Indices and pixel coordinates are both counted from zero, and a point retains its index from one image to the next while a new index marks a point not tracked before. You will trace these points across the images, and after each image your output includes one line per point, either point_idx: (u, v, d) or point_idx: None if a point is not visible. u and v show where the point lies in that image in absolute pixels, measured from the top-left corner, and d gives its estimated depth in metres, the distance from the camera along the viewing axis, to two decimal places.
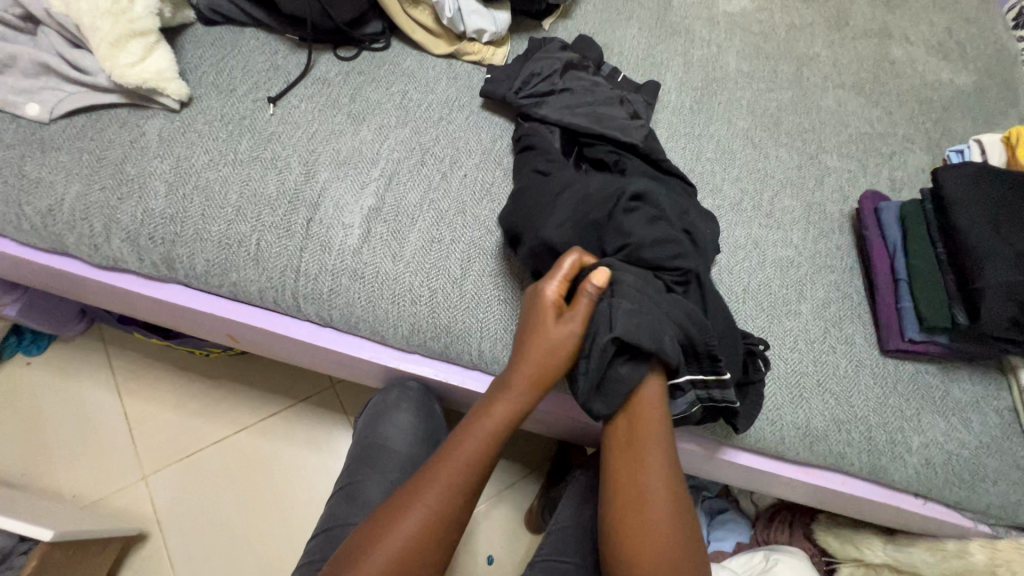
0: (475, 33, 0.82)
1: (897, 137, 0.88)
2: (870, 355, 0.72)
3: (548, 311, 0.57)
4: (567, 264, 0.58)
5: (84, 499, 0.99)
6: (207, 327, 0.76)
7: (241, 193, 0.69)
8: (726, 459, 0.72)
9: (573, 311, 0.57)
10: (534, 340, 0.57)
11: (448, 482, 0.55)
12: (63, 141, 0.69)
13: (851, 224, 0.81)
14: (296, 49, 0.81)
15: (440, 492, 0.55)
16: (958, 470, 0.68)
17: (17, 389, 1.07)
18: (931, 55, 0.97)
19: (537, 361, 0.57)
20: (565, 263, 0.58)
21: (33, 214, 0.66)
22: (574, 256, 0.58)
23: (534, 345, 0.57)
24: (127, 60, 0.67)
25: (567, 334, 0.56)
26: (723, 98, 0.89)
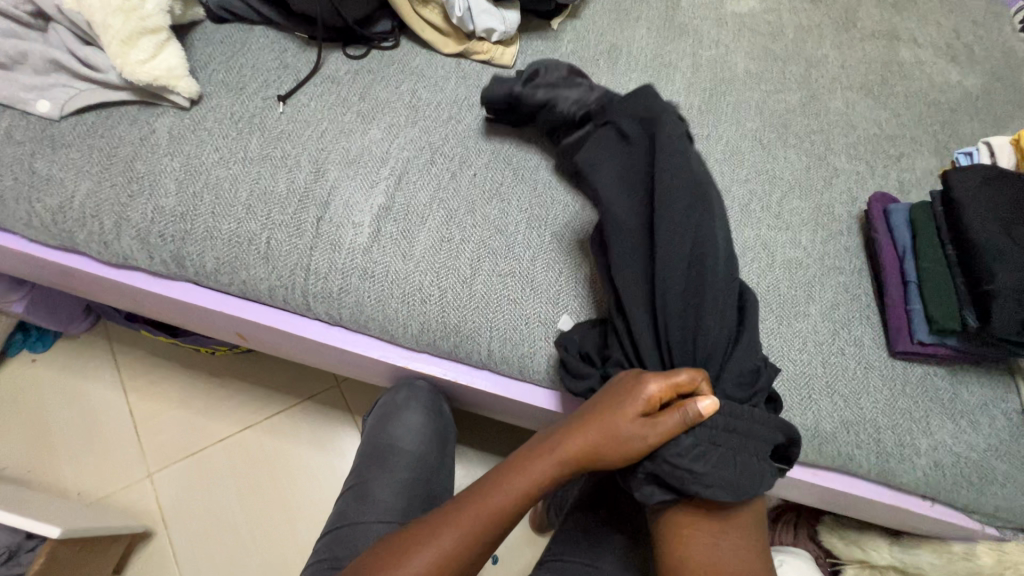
0: (484, 33, 0.82)
1: (905, 139, 0.88)
2: (879, 357, 0.72)
3: (636, 410, 0.53)
4: (677, 379, 0.54)
5: (90, 496, 0.99)
6: (216, 325, 0.76)
7: (251, 191, 0.69)
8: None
9: (660, 421, 0.53)
10: (607, 435, 0.54)
11: (471, 529, 0.54)
12: (73, 138, 0.69)
13: (859, 226, 0.80)
14: (305, 47, 0.81)
15: (458, 537, 0.53)
16: (966, 472, 0.68)
17: (23, 386, 1.07)
18: (939, 57, 0.97)
19: (598, 446, 0.54)
20: (678, 381, 0.54)
21: (43, 211, 0.66)
22: (692, 375, 0.54)
23: (599, 434, 0.54)
24: (137, 57, 0.67)
25: (638, 440, 0.53)
26: (731, 99, 0.89)
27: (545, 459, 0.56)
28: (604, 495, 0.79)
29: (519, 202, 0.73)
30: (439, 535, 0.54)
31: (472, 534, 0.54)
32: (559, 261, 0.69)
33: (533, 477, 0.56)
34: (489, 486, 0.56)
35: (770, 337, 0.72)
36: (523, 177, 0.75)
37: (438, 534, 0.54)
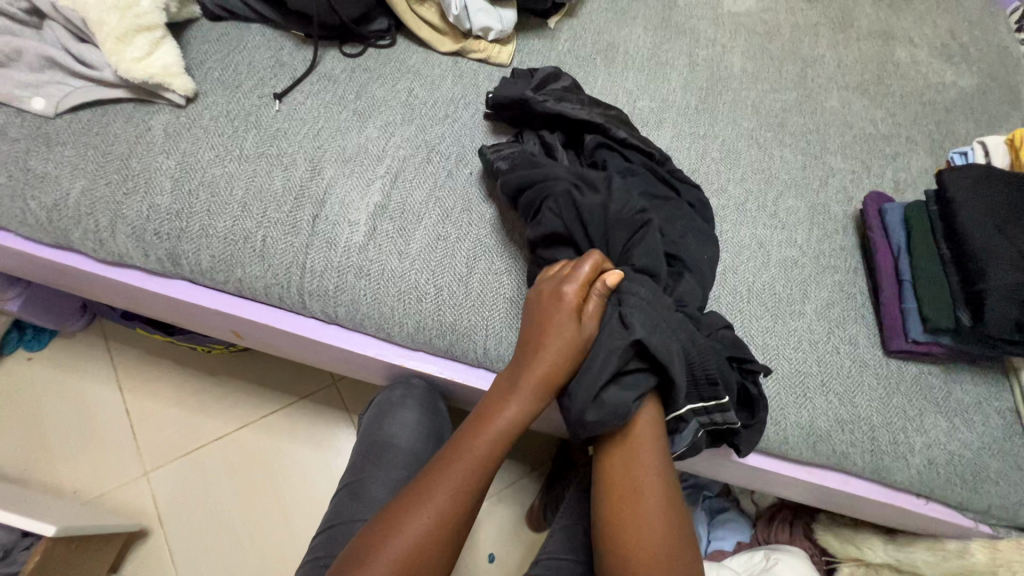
0: (481, 31, 0.82)
1: (901, 138, 0.88)
2: (873, 356, 0.72)
3: (565, 311, 0.58)
4: (586, 270, 0.58)
5: (86, 494, 0.99)
6: (211, 323, 0.76)
7: (247, 189, 0.69)
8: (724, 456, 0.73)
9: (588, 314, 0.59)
10: (551, 348, 0.57)
11: (464, 476, 0.55)
12: (68, 136, 0.68)
13: (855, 225, 0.81)
14: (302, 45, 0.81)
15: (450, 490, 0.54)
16: (960, 470, 0.68)
17: (19, 384, 1.06)
18: (935, 57, 0.97)
19: (550, 361, 0.57)
20: (588, 273, 0.58)
21: (38, 209, 0.66)
22: (591, 258, 0.59)
23: (545, 349, 0.58)
24: (133, 54, 0.67)
25: (582, 335, 0.58)
26: (727, 98, 0.89)
27: (509, 398, 0.58)
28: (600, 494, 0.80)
29: None
30: (431, 493, 0.54)
31: (463, 481, 0.55)
32: None
33: (506, 416, 0.58)
34: (467, 438, 0.57)
35: (756, 338, 0.72)
36: None
37: (431, 494, 0.54)
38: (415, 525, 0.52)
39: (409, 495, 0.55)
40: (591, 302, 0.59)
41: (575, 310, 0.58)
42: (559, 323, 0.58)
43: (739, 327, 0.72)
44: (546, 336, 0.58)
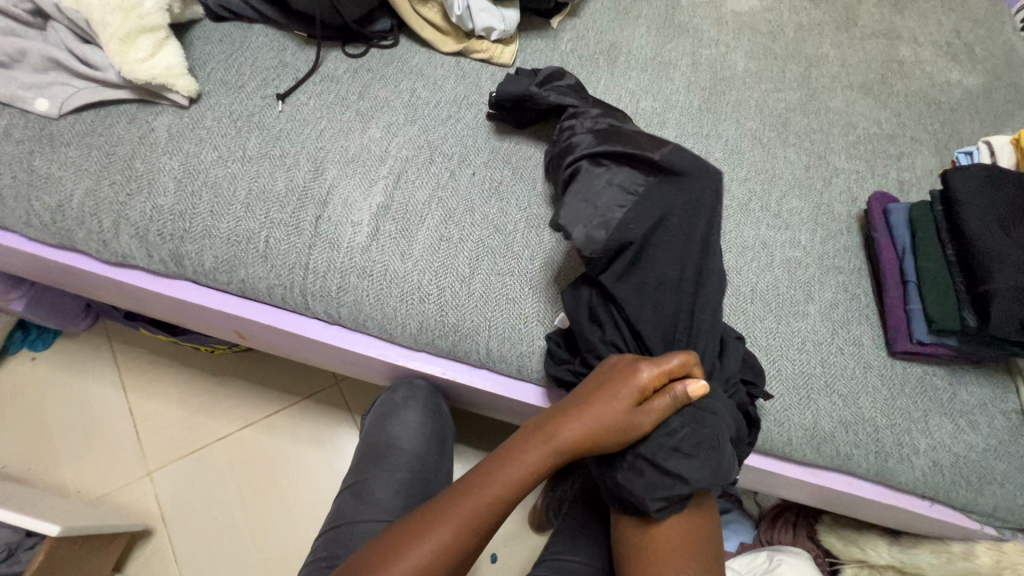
0: (484, 31, 0.82)
1: (905, 138, 0.88)
2: (878, 357, 0.72)
3: (630, 394, 0.54)
4: (671, 364, 0.55)
5: (90, 494, 1.00)
6: (215, 323, 0.76)
7: (249, 189, 0.69)
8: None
9: (653, 404, 0.55)
10: (597, 414, 0.55)
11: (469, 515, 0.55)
12: (71, 136, 0.69)
13: (859, 225, 0.80)
14: (304, 45, 0.81)
15: (452, 529, 0.54)
16: (965, 472, 0.68)
17: (23, 384, 1.07)
18: (939, 56, 0.97)
19: (592, 427, 0.55)
20: (673, 367, 0.55)
21: (42, 210, 0.66)
22: (683, 356, 0.55)
23: (593, 415, 0.55)
24: (136, 55, 0.67)
25: (635, 423, 0.54)
26: (731, 97, 0.89)
27: (536, 447, 0.57)
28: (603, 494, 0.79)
29: (518, 201, 0.73)
30: (434, 525, 0.54)
31: (474, 516, 0.55)
32: (558, 261, 0.69)
33: (525, 467, 0.56)
34: (483, 477, 0.57)
35: (755, 338, 0.71)
36: (523, 176, 0.75)
37: (434, 526, 0.54)
38: (414, 556, 0.53)
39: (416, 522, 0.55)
40: (660, 397, 0.55)
41: (640, 396, 0.54)
42: (616, 401, 0.55)
43: (743, 329, 0.72)
44: (597, 405, 0.55)
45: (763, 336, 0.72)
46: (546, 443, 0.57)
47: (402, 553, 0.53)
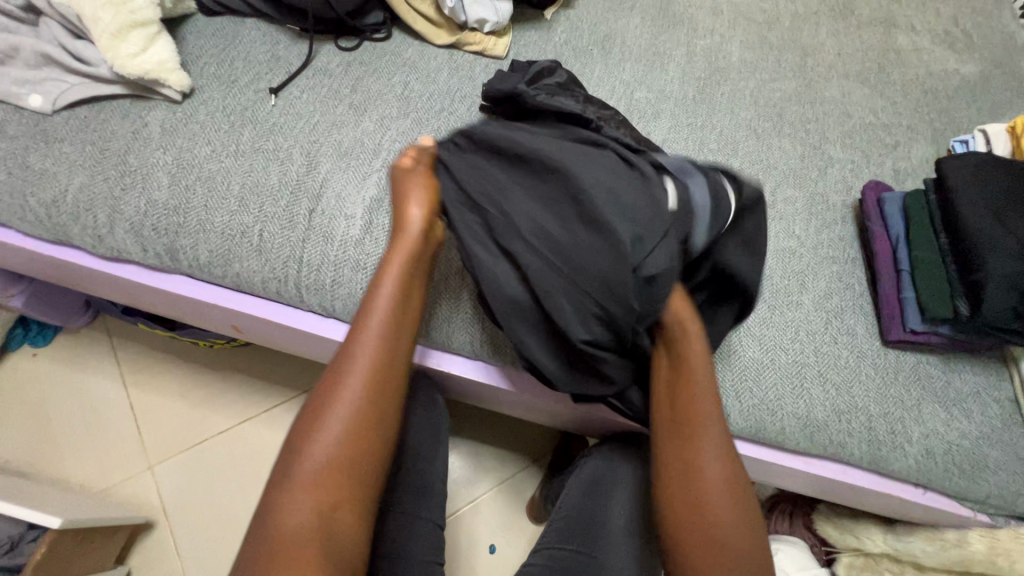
0: (477, 23, 0.81)
1: (901, 127, 0.88)
2: (871, 346, 0.72)
3: (413, 172, 0.62)
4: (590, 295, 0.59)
5: (92, 488, 1.01)
6: (212, 318, 0.77)
7: (243, 183, 0.69)
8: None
9: (425, 171, 0.63)
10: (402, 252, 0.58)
11: (377, 339, 0.55)
12: (65, 132, 0.69)
13: (854, 215, 0.80)
14: (297, 39, 0.81)
15: (370, 348, 0.54)
16: (958, 460, 0.68)
17: (25, 379, 1.08)
18: (937, 45, 0.96)
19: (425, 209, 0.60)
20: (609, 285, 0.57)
21: (37, 206, 0.67)
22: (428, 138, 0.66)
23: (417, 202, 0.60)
24: (128, 50, 0.67)
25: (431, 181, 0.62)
26: (726, 88, 0.88)
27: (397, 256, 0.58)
28: (603, 485, 0.77)
29: None
30: (353, 358, 0.54)
31: (378, 336, 0.55)
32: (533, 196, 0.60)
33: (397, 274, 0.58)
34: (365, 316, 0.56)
35: (739, 328, 0.71)
36: None
37: (355, 361, 0.54)
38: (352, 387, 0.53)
39: (336, 373, 0.54)
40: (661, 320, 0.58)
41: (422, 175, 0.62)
42: (410, 232, 0.59)
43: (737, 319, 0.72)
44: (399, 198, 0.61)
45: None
46: (382, 285, 0.57)
47: (308, 450, 0.52)
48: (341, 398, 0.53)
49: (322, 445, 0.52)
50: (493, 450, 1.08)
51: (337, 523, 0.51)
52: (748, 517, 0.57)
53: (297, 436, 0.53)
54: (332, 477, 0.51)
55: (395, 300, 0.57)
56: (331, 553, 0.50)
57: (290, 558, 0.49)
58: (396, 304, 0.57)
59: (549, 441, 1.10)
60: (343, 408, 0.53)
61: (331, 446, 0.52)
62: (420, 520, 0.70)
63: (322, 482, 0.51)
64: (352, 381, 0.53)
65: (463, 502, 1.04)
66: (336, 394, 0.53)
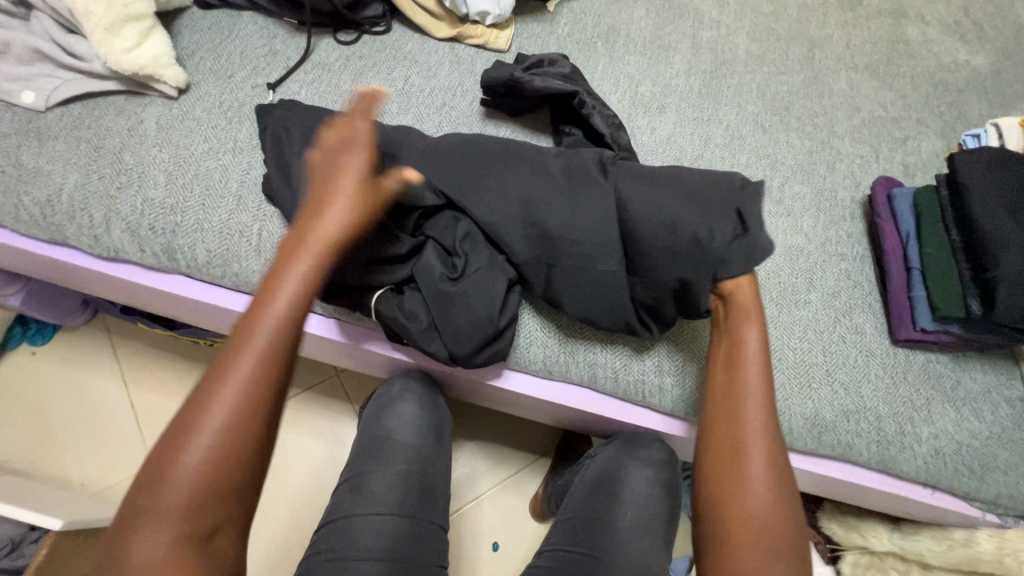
0: (478, 16, 0.80)
1: (911, 121, 0.86)
2: (880, 345, 0.71)
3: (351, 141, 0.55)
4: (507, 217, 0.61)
5: (94, 487, 1.01)
6: (211, 318, 0.75)
7: (241, 181, 0.68)
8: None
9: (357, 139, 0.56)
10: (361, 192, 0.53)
11: (255, 355, 0.47)
12: (59, 130, 0.67)
13: (863, 211, 0.79)
14: (295, 33, 0.79)
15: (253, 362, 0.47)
16: (967, 460, 0.67)
17: (24, 377, 1.07)
18: (947, 35, 0.94)
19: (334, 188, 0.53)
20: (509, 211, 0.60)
21: (31, 205, 0.65)
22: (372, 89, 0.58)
23: (342, 183, 0.54)
24: (121, 45, 0.65)
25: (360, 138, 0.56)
26: (732, 81, 0.87)
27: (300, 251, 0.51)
28: (608, 486, 0.76)
29: None
30: (228, 368, 0.47)
31: (269, 347, 0.48)
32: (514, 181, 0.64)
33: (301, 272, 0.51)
34: (252, 316, 0.49)
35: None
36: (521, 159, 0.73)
37: (232, 371, 0.47)
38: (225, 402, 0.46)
39: (210, 378, 0.47)
40: (749, 295, 0.60)
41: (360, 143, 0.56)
42: (316, 233, 0.52)
43: None
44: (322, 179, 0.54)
45: (689, 341, 0.69)
46: (286, 287, 0.50)
47: (189, 444, 0.45)
48: (210, 419, 0.45)
49: (200, 447, 0.45)
50: (497, 447, 1.08)
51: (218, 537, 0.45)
52: (783, 509, 0.52)
53: (177, 423, 0.46)
54: (215, 473, 0.45)
55: (315, 276, 0.51)
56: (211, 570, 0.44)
57: (151, 567, 0.42)
58: (314, 279, 0.51)
59: (553, 438, 1.10)
60: (210, 429, 0.45)
61: (223, 444, 0.45)
62: (425, 523, 0.69)
63: (205, 482, 0.44)
64: (246, 362, 0.47)
65: (466, 500, 1.04)
66: (226, 379, 0.47)
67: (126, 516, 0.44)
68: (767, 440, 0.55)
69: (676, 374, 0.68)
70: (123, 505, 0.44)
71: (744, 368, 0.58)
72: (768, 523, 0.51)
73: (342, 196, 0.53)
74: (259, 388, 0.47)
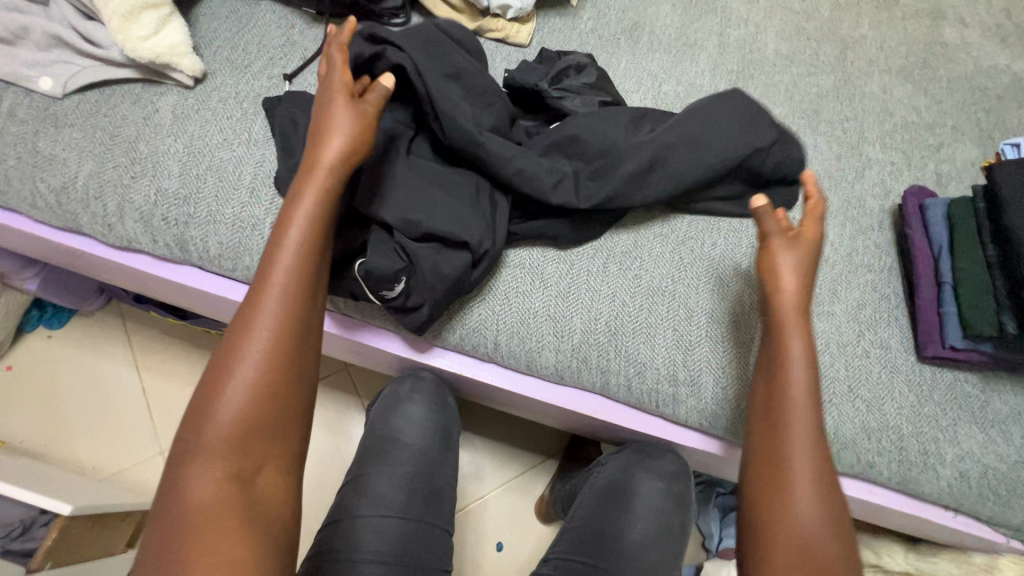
0: (499, 9, 0.78)
1: (946, 127, 0.83)
2: (906, 361, 0.68)
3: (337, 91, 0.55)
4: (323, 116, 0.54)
5: (104, 471, 1.02)
6: (221, 310, 0.75)
7: (255, 174, 0.67)
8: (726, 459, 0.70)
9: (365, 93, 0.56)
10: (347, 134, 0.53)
11: (268, 313, 0.47)
12: (76, 117, 0.67)
13: (892, 221, 0.76)
14: (313, 23, 0.78)
15: (271, 313, 0.48)
16: (993, 484, 0.65)
17: (40, 361, 1.08)
18: (988, 39, 0.90)
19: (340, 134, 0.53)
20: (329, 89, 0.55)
21: (46, 192, 0.65)
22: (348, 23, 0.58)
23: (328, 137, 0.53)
24: (138, 33, 0.65)
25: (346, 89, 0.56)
26: (760, 82, 0.84)
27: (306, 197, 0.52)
28: (617, 496, 0.75)
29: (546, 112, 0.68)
30: (245, 332, 0.47)
31: (281, 302, 0.48)
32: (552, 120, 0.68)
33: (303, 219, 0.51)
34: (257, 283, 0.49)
35: (754, 339, 0.67)
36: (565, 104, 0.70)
37: (252, 329, 0.47)
38: (250, 356, 0.46)
39: (223, 348, 0.47)
40: (798, 286, 0.54)
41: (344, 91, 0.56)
42: (324, 163, 0.52)
43: None
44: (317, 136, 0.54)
45: (706, 350, 0.67)
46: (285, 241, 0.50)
47: (219, 400, 0.45)
48: (231, 378, 0.45)
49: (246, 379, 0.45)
50: (504, 447, 1.07)
51: (259, 483, 0.44)
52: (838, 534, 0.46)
53: (217, 363, 0.46)
54: (261, 409, 0.45)
55: (318, 211, 0.51)
56: (257, 516, 0.43)
57: (203, 503, 0.41)
58: (317, 220, 0.51)
59: (560, 440, 1.08)
60: (238, 386, 0.45)
61: (240, 396, 0.45)
62: (431, 526, 0.68)
63: (255, 419, 0.45)
64: (271, 310, 0.48)
65: (472, 499, 1.03)
66: (251, 329, 0.47)
67: (172, 461, 0.44)
68: (811, 436, 0.49)
69: (691, 385, 0.66)
70: (175, 442, 0.44)
71: (785, 372, 0.52)
72: (819, 538, 0.45)
73: (325, 158, 0.52)
74: (286, 319, 0.48)
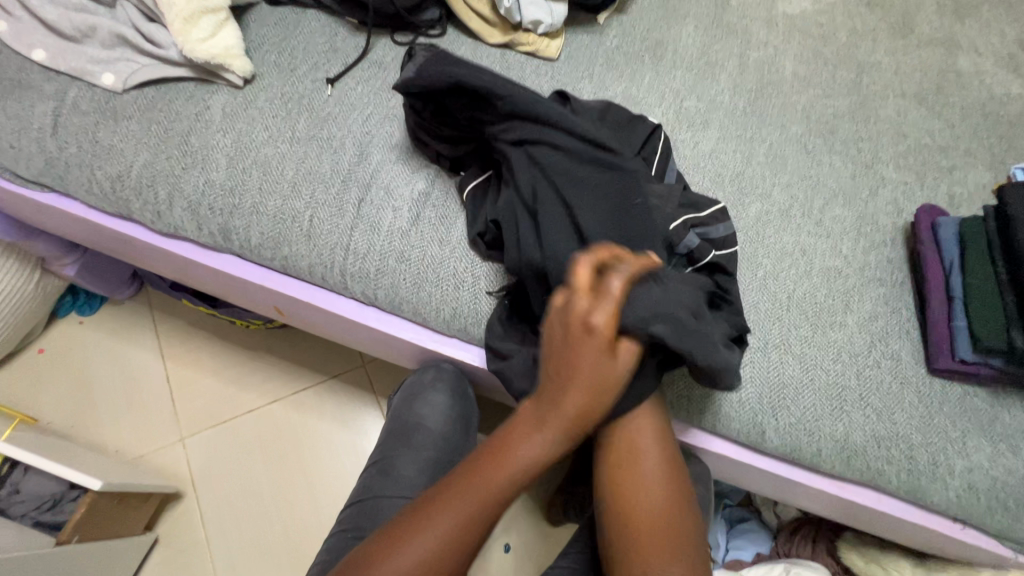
0: (531, 24, 0.82)
1: (958, 151, 0.85)
2: (916, 372, 0.70)
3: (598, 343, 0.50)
4: (616, 288, 0.51)
5: (127, 455, 1.05)
6: (256, 299, 0.78)
7: (297, 169, 0.71)
8: (739, 462, 0.73)
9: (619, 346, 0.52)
10: (584, 390, 0.51)
11: (466, 510, 0.52)
12: (133, 110, 0.72)
13: (904, 238, 0.78)
14: (355, 32, 0.83)
15: (455, 517, 0.52)
16: (1001, 497, 0.66)
17: (71, 345, 1.12)
18: (1001, 68, 0.93)
19: (587, 398, 0.51)
20: (579, 272, 0.52)
21: (102, 178, 0.70)
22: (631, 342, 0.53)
23: (580, 380, 0.51)
24: (197, 35, 0.70)
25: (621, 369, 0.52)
26: (777, 101, 0.87)
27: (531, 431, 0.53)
28: None
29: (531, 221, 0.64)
30: (437, 514, 0.52)
31: (474, 512, 0.52)
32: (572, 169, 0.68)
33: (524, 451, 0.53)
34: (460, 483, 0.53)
35: (767, 344, 0.70)
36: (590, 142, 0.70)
37: (438, 514, 0.52)
38: (426, 542, 0.51)
39: (414, 514, 0.53)
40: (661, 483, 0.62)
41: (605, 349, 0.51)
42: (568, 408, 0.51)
43: (776, 333, 0.71)
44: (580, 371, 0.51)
45: None
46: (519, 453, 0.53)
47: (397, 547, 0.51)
48: (413, 544, 0.51)
49: (416, 550, 0.51)
50: None
51: None
52: None
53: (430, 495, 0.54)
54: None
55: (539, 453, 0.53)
56: None
57: None
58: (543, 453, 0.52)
59: None
60: (410, 557, 0.50)
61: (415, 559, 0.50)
62: None
63: None
64: (456, 511, 0.52)
65: None
66: (441, 514, 0.52)
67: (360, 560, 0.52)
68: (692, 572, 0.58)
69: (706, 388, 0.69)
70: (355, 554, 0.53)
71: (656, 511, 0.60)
72: None
73: (582, 379, 0.51)
74: (472, 518, 0.52)
